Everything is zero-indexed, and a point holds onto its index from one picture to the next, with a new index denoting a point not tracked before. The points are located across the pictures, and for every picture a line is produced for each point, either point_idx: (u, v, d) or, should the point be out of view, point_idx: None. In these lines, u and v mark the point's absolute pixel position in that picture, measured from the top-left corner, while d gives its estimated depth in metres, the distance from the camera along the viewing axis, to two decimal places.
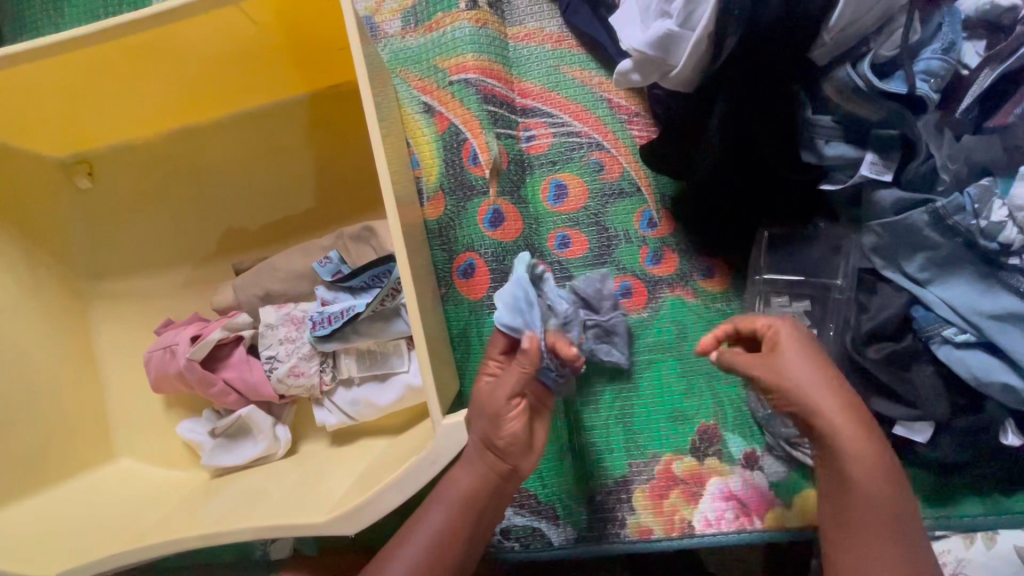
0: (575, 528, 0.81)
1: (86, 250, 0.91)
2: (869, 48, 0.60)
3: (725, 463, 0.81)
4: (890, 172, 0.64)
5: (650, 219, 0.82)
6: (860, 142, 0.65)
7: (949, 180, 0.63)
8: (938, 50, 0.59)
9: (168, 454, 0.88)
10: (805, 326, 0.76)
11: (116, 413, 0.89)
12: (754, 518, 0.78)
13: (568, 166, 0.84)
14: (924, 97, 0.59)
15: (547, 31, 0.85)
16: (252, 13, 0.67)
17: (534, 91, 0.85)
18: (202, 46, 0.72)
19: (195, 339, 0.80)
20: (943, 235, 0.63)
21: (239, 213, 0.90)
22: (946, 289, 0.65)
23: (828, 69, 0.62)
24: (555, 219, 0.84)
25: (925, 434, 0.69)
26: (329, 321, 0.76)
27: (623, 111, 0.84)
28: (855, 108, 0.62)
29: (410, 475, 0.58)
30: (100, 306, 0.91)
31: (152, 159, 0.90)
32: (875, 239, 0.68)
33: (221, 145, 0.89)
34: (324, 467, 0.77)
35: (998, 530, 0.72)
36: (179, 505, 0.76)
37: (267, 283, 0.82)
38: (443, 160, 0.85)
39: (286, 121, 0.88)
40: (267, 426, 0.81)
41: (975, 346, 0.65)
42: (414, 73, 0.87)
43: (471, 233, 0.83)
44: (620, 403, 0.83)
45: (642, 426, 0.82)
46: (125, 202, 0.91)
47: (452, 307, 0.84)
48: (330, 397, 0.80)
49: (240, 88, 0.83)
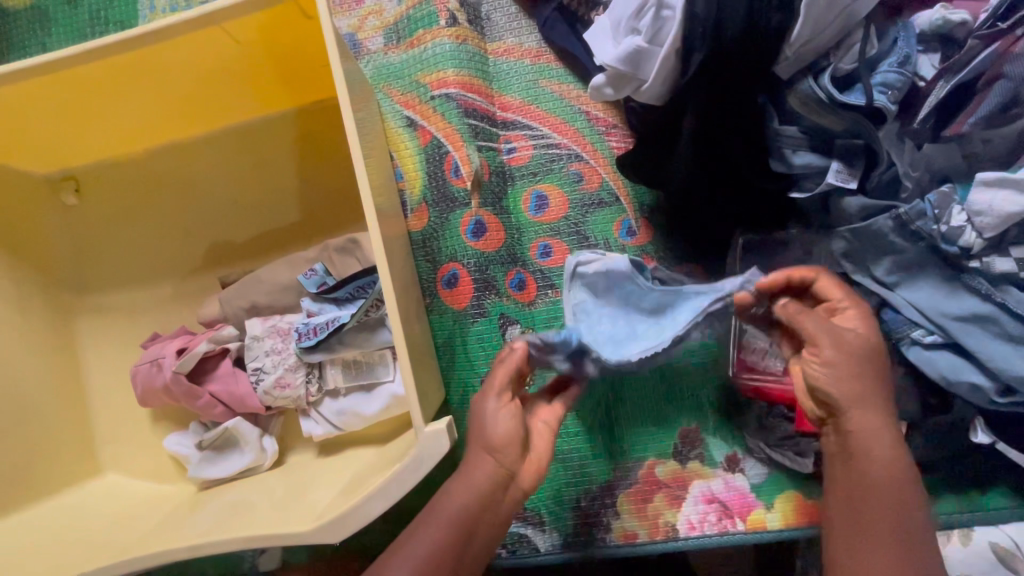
0: (562, 534, 0.82)
1: (72, 265, 0.92)
2: (830, 63, 0.63)
3: (707, 466, 0.82)
4: (854, 180, 0.66)
5: (629, 228, 0.84)
6: (826, 151, 0.67)
7: (912, 187, 0.65)
8: (894, 63, 0.62)
9: (155, 468, 0.88)
10: None
11: (103, 428, 0.89)
12: (737, 520, 0.79)
13: (549, 177, 0.86)
14: (883, 108, 0.62)
15: (526, 46, 0.88)
16: (235, 33, 0.69)
17: (514, 105, 0.88)
18: (186, 65, 0.73)
19: (181, 352, 0.80)
20: (907, 239, 0.66)
21: (226, 227, 0.91)
22: (913, 292, 0.68)
23: (793, 82, 0.65)
24: (536, 229, 0.86)
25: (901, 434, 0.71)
26: (314, 332, 0.77)
27: (601, 123, 0.86)
28: (819, 119, 0.64)
29: (393, 483, 0.59)
30: (85, 321, 0.91)
31: (139, 175, 0.91)
32: (845, 245, 0.69)
33: (207, 161, 0.90)
34: (310, 478, 0.78)
35: (972, 528, 0.74)
36: (166, 519, 0.76)
37: (253, 295, 0.83)
38: (426, 172, 0.87)
39: (270, 135, 0.89)
40: (253, 437, 0.82)
41: (944, 347, 0.67)
42: (397, 88, 0.88)
43: (454, 244, 0.85)
44: (593, 399, 0.85)
45: (613, 419, 0.84)
46: (111, 217, 0.92)
47: (436, 317, 0.85)
48: (317, 408, 0.81)
49: (226, 104, 0.85)
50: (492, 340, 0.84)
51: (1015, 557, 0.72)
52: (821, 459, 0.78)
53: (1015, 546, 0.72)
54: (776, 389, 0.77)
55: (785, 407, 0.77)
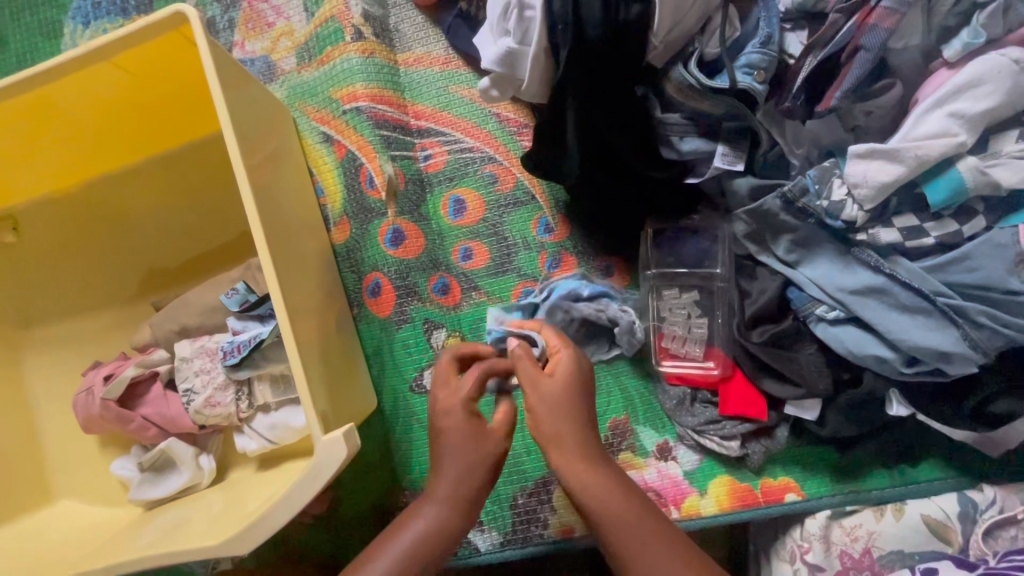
0: (500, 533, 0.82)
1: (14, 301, 0.94)
2: (696, 49, 0.63)
3: (639, 456, 0.81)
4: (741, 162, 0.67)
5: (547, 225, 0.86)
6: (713, 136, 0.68)
7: (800, 162, 0.66)
8: (756, 44, 0.60)
9: (105, 493, 0.91)
10: (696, 316, 0.81)
11: (53, 458, 0.92)
12: (671, 509, 0.79)
13: (465, 181, 0.88)
14: (749, 89, 0.60)
15: (434, 54, 0.89)
16: (126, 65, 0.71)
17: (427, 113, 0.89)
18: (88, 98, 0.75)
19: (109, 379, 0.82)
20: (796, 217, 0.66)
21: (157, 253, 0.93)
22: (813, 269, 0.68)
23: (666, 70, 0.65)
24: (456, 233, 0.87)
25: (814, 411, 0.72)
26: (238, 350, 0.79)
27: (512, 123, 0.87)
28: (696, 103, 0.65)
29: (297, 491, 0.61)
30: (32, 354, 0.94)
31: (70, 208, 0.93)
32: (744, 227, 0.70)
33: (133, 190, 0.92)
34: (246, 491, 0.80)
35: (906, 501, 0.76)
36: (108, 542, 0.79)
37: (182, 318, 0.85)
38: (344, 185, 0.88)
39: (193, 161, 0.91)
40: (189, 456, 0.83)
41: (847, 322, 0.68)
42: (312, 105, 0.90)
43: (374, 253, 0.86)
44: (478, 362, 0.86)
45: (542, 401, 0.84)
46: (45, 251, 0.94)
47: (364, 326, 0.87)
48: (249, 423, 0.83)
49: (145, 132, 0.87)
50: (419, 345, 0.86)
51: (946, 528, 0.73)
52: (747, 442, 0.78)
53: (948, 520, 0.74)
54: (699, 375, 0.79)
55: (709, 392, 0.79)
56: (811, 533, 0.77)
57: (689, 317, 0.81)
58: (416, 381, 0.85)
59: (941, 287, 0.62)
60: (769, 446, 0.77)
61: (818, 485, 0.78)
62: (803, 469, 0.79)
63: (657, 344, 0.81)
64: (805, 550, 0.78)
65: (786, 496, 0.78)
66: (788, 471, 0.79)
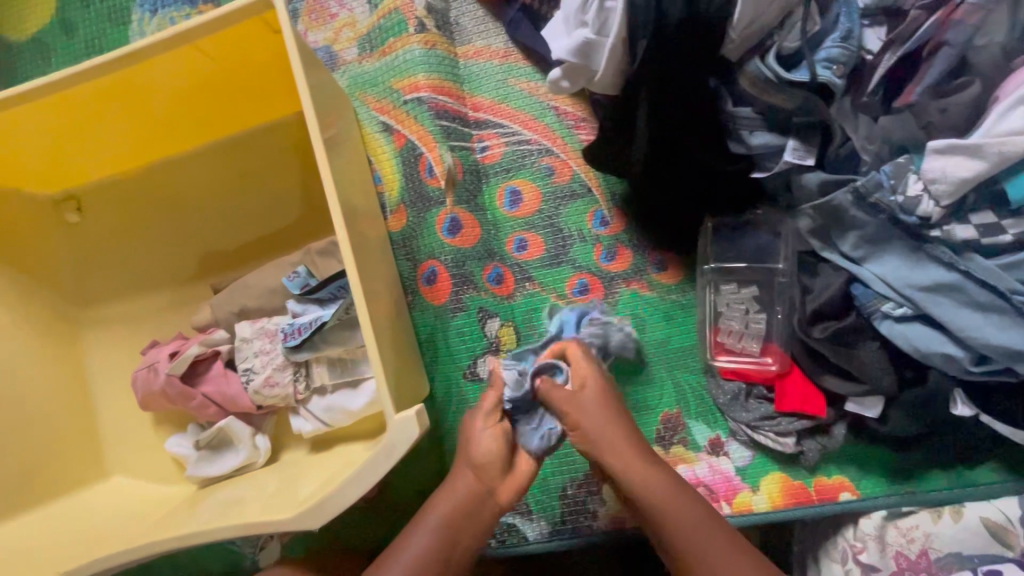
0: (549, 523, 0.83)
1: (75, 280, 0.96)
2: (774, 42, 0.64)
3: (690, 450, 0.81)
4: (811, 157, 0.68)
5: (603, 218, 0.86)
6: (784, 130, 0.69)
7: (871, 159, 0.65)
8: (837, 38, 0.61)
9: (159, 470, 0.92)
10: (755, 311, 0.81)
11: (109, 434, 0.94)
12: (723, 504, 0.79)
13: (521, 173, 0.89)
14: (828, 83, 0.62)
15: (493, 47, 0.91)
16: (206, 50, 0.73)
17: (485, 104, 0.90)
18: (165, 82, 0.77)
19: (173, 356, 0.84)
20: (868, 213, 0.66)
21: (215, 236, 0.95)
22: (880, 265, 0.68)
23: (740, 65, 0.66)
24: (511, 223, 0.88)
25: (877, 409, 0.72)
26: (298, 332, 0.80)
27: (570, 117, 0.88)
28: (771, 98, 0.65)
29: (368, 468, 0.62)
30: (90, 332, 0.96)
31: (133, 190, 0.96)
32: (810, 222, 0.71)
33: (195, 175, 0.95)
34: (302, 471, 0.81)
35: (964, 504, 0.75)
36: (166, 517, 0.80)
37: (242, 300, 0.87)
38: (402, 174, 0.89)
39: (255, 148, 0.93)
40: (246, 435, 0.85)
41: (915, 319, 0.68)
42: (372, 95, 0.92)
43: (431, 241, 0.88)
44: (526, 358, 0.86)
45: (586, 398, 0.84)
46: (107, 233, 0.97)
47: (418, 313, 0.88)
48: (305, 405, 0.84)
49: (211, 119, 0.89)
50: (473, 333, 0.87)
51: (1008, 532, 0.72)
52: (802, 440, 0.78)
53: (1009, 522, 0.72)
54: (755, 371, 0.79)
55: (765, 388, 0.79)
56: (864, 533, 0.77)
57: (747, 312, 0.81)
58: (470, 369, 0.86)
59: (1017, 285, 0.63)
60: (826, 444, 0.77)
61: (873, 485, 0.78)
62: (858, 469, 0.78)
63: (713, 338, 0.82)
64: (859, 550, 0.77)
65: (841, 495, 0.78)
66: (843, 469, 0.79)
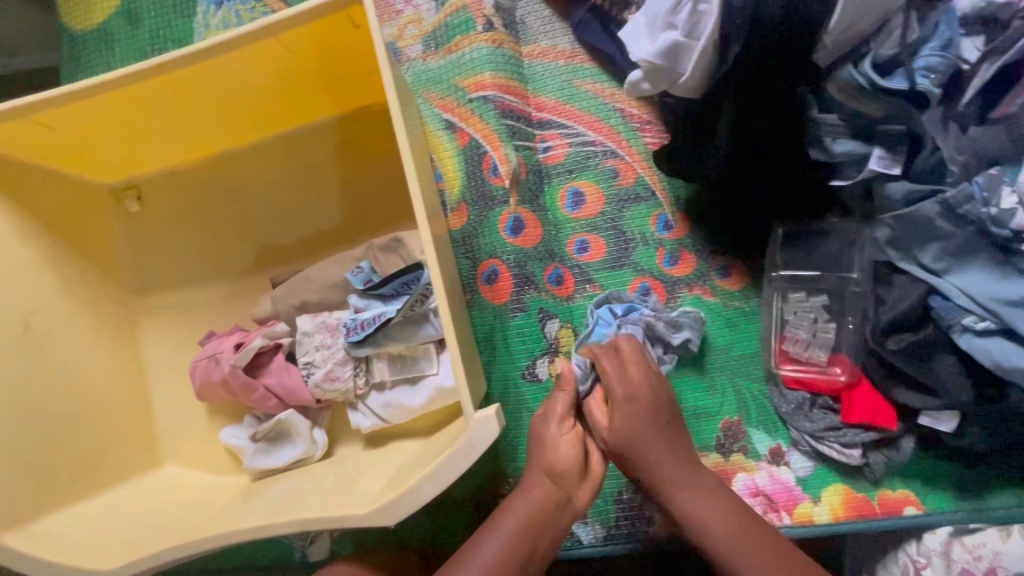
0: (604, 527, 0.82)
1: (133, 268, 0.97)
2: (870, 48, 0.62)
3: (751, 459, 0.81)
4: (898, 166, 0.67)
5: (666, 221, 0.86)
6: (867, 138, 0.68)
7: (959, 170, 0.64)
8: (936, 47, 0.60)
9: (212, 460, 0.93)
10: (824, 320, 0.81)
11: (163, 423, 0.94)
12: (783, 514, 0.78)
13: (585, 174, 0.88)
14: (926, 91, 0.61)
15: (560, 47, 0.90)
16: (287, 43, 0.73)
17: (550, 105, 0.90)
18: (242, 76, 0.78)
19: (237, 348, 0.84)
20: (954, 224, 0.65)
21: (273, 229, 0.95)
22: (963, 277, 0.67)
23: (831, 70, 0.65)
24: (573, 225, 0.88)
25: (951, 423, 0.71)
26: (362, 327, 0.80)
27: (635, 119, 0.88)
28: (860, 106, 0.65)
29: (446, 467, 0.60)
30: (147, 321, 0.96)
31: (194, 181, 0.96)
32: (888, 232, 0.70)
33: (256, 168, 0.95)
34: (361, 466, 0.81)
35: None
36: (225, 507, 0.80)
37: (302, 293, 0.87)
38: (464, 172, 0.89)
39: (317, 143, 0.94)
40: (304, 429, 0.85)
41: (996, 333, 0.65)
42: (436, 92, 0.92)
43: (493, 240, 0.87)
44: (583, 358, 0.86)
45: None
46: (167, 222, 0.97)
47: (477, 312, 0.87)
48: (364, 400, 0.84)
49: (278, 113, 0.90)
50: (533, 334, 0.86)
51: None
52: (868, 452, 0.77)
53: None
54: (821, 380, 0.78)
55: (830, 398, 0.78)
56: (929, 549, 0.76)
57: (816, 321, 0.81)
58: (528, 369, 0.86)
59: None
60: (893, 457, 0.76)
61: (939, 501, 0.77)
62: (924, 484, 0.77)
63: (778, 346, 0.82)
64: (922, 566, 0.76)
65: (905, 509, 0.77)
66: (907, 483, 0.78)
